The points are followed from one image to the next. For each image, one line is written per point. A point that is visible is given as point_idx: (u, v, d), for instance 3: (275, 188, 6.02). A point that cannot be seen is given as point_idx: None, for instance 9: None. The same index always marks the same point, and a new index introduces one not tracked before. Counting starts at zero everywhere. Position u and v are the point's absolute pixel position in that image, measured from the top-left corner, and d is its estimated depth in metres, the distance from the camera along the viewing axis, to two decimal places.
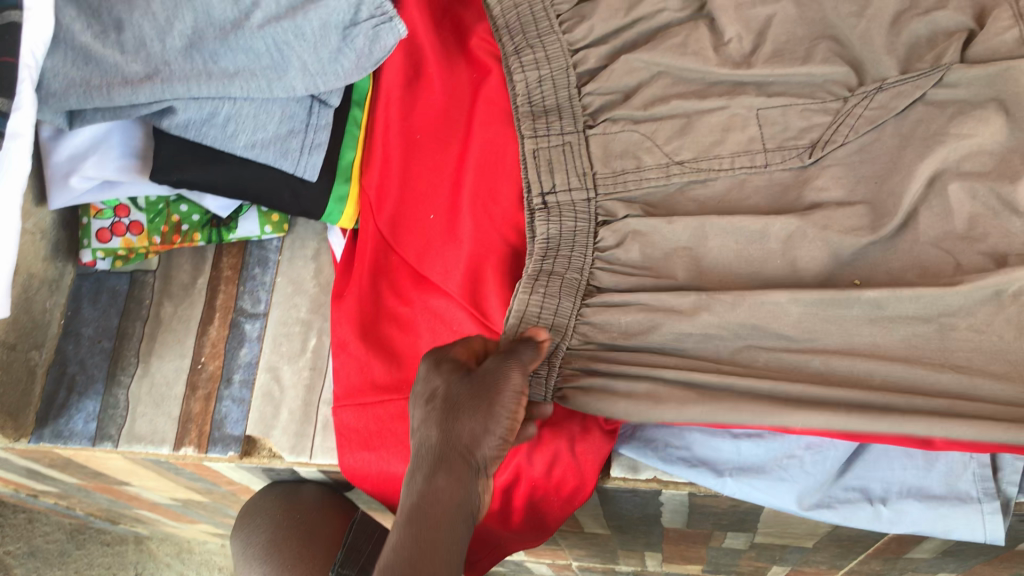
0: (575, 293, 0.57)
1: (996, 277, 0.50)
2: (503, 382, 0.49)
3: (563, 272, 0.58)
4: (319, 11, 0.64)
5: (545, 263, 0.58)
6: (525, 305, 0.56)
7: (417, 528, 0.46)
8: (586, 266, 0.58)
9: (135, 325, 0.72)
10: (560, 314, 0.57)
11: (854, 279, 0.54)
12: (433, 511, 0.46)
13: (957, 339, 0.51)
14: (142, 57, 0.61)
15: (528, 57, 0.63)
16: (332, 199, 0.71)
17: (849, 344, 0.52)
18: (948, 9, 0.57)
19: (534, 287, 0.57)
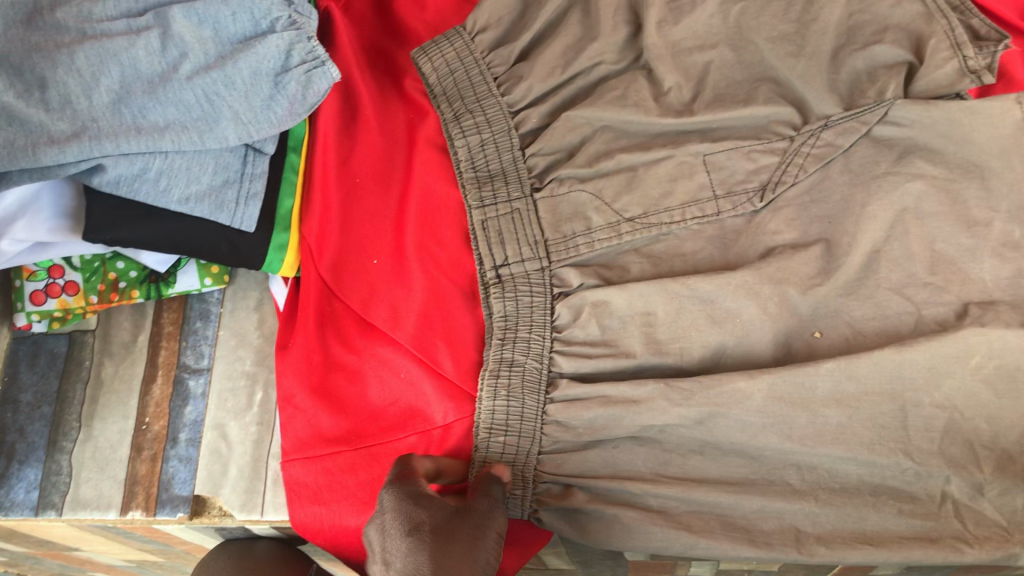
0: (537, 389, 0.63)
1: (948, 341, 0.57)
2: (489, 522, 0.55)
3: (522, 363, 0.63)
4: (250, 59, 0.63)
5: (505, 350, 0.64)
6: (491, 412, 0.63)
7: None
8: (546, 351, 0.63)
9: (75, 388, 0.74)
10: (526, 415, 0.62)
11: (815, 331, 0.60)
12: None
13: (921, 416, 0.57)
14: (68, 115, 0.59)
15: (469, 121, 0.70)
16: (273, 249, 0.71)
17: (815, 420, 0.58)
18: (886, 44, 0.64)
19: (497, 394, 0.63)
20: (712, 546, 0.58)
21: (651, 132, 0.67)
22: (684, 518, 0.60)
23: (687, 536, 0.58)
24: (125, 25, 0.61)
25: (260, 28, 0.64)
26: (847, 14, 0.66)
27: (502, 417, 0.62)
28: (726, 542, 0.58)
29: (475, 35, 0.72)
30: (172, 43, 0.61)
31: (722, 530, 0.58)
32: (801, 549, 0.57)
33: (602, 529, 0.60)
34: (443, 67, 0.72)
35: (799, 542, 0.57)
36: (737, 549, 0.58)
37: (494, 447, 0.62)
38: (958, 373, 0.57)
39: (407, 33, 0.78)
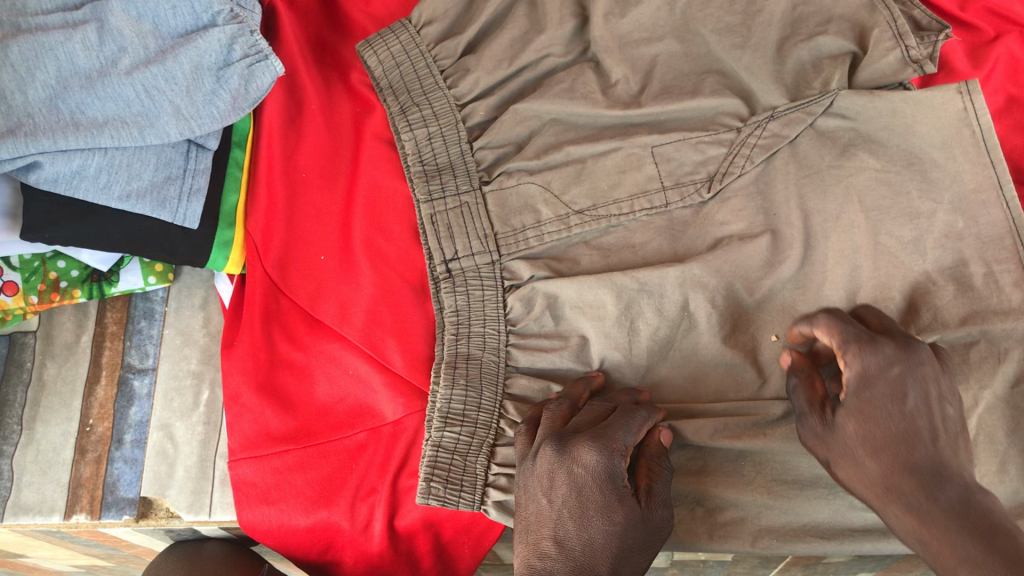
0: (494, 380, 0.63)
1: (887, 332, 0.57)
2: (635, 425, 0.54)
3: (479, 356, 0.64)
4: (190, 53, 0.62)
5: (459, 345, 0.64)
6: (449, 402, 0.62)
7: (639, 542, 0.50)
8: (501, 345, 0.64)
9: (16, 391, 0.73)
10: (484, 406, 0.62)
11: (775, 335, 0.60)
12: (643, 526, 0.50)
13: None
14: (2, 111, 0.58)
15: (415, 115, 0.69)
16: (217, 245, 0.69)
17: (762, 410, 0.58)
18: (830, 34, 0.65)
19: (454, 384, 0.62)
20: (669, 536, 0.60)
21: (599, 124, 0.67)
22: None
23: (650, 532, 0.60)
24: (62, 19, 0.60)
25: (201, 22, 0.63)
26: (791, 6, 0.66)
27: (459, 408, 0.62)
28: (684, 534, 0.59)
29: (421, 28, 0.71)
30: (110, 37, 0.60)
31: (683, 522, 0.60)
32: (756, 541, 0.59)
33: None
34: (389, 60, 0.71)
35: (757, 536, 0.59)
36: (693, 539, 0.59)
37: (449, 438, 0.62)
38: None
39: (351, 26, 0.77)
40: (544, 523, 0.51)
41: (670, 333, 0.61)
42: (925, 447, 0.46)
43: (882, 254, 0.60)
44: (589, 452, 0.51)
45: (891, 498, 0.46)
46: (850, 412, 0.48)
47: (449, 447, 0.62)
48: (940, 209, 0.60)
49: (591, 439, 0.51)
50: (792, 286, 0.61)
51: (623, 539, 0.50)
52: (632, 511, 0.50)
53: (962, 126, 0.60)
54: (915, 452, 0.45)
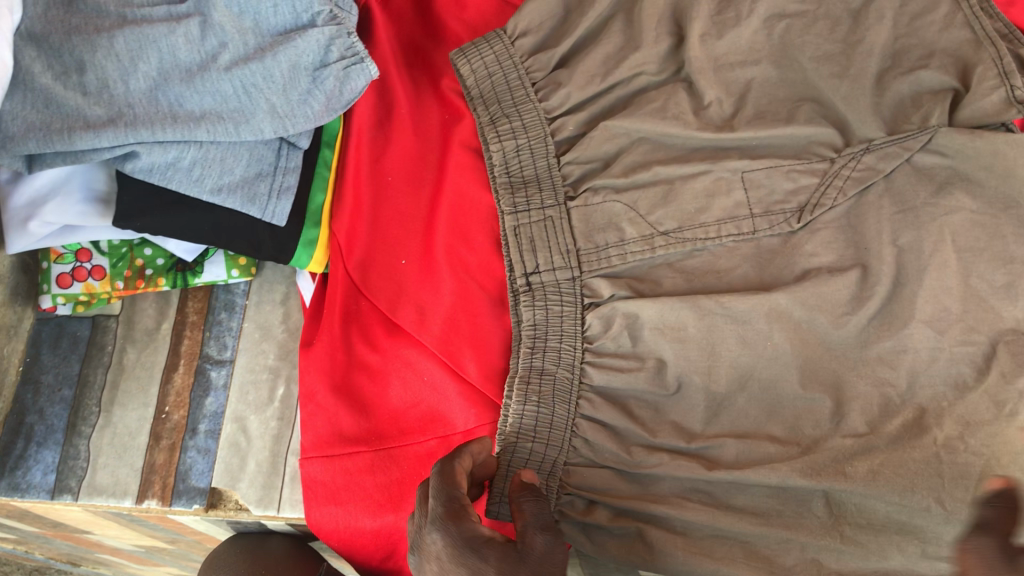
0: (568, 398, 0.63)
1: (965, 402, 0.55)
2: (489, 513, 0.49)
3: (553, 372, 0.63)
4: (289, 52, 0.62)
5: (534, 359, 0.63)
6: (520, 417, 0.62)
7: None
8: (576, 362, 0.63)
9: (96, 373, 0.74)
10: (556, 424, 0.62)
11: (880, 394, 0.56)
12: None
13: None
14: (104, 99, 0.60)
15: (505, 126, 0.69)
16: (302, 243, 0.71)
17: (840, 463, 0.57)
18: (932, 69, 0.63)
19: (527, 400, 0.62)
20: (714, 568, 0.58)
21: (688, 147, 0.66)
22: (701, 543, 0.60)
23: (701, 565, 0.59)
24: (166, 11, 0.60)
25: (301, 21, 0.63)
26: (893, 38, 0.65)
27: (529, 428, 0.62)
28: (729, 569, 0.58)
29: (515, 39, 0.71)
30: (212, 32, 0.60)
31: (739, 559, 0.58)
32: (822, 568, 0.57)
33: (622, 549, 0.61)
34: (482, 69, 0.71)
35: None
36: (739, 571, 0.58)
37: (521, 451, 0.62)
38: (993, 421, 0.56)
39: (445, 31, 0.77)
40: None
41: (750, 362, 0.60)
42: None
43: (972, 296, 0.58)
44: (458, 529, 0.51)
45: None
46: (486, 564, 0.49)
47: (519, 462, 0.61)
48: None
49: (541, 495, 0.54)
50: (877, 321, 0.60)
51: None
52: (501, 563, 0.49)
53: None
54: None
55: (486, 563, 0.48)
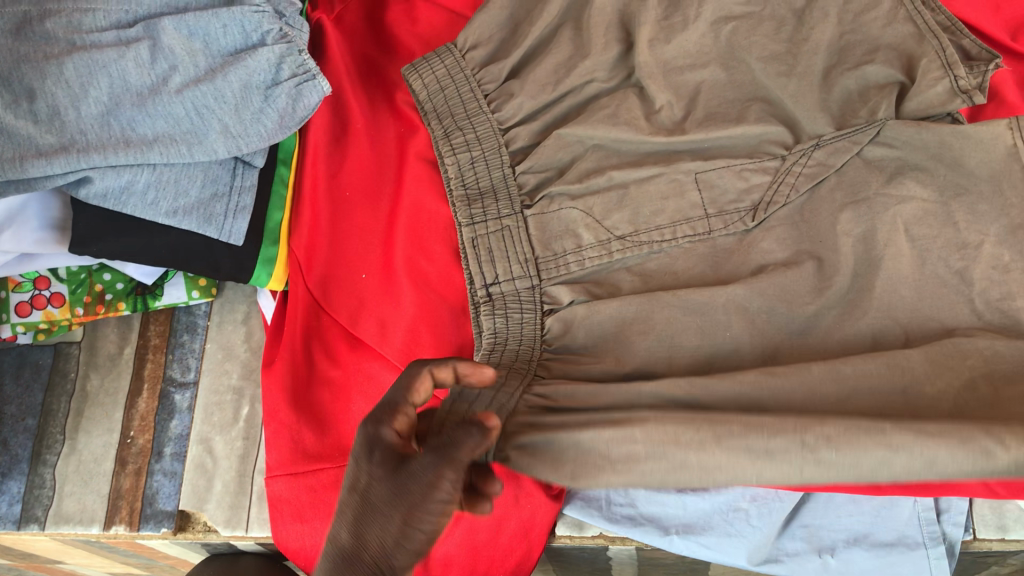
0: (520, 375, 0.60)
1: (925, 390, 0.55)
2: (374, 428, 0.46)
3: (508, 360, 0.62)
4: (239, 72, 0.64)
5: (492, 356, 0.63)
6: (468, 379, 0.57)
7: (391, 502, 0.43)
8: (534, 358, 0.63)
9: (60, 402, 0.74)
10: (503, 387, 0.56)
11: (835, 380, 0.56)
12: (391, 499, 0.43)
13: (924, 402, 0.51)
14: (56, 127, 0.61)
15: (459, 139, 0.69)
16: (261, 261, 0.71)
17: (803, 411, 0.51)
18: (877, 64, 0.65)
19: None
20: (688, 472, 0.47)
21: (641, 151, 0.67)
22: (665, 427, 0.48)
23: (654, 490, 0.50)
24: (115, 36, 0.62)
25: (251, 40, 0.65)
26: (838, 35, 0.67)
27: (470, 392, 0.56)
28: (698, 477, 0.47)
29: (466, 52, 0.72)
30: (162, 55, 0.63)
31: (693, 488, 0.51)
32: (806, 448, 0.45)
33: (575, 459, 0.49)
34: (434, 83, 0.71)
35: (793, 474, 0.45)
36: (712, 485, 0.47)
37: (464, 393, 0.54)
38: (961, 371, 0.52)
39: (398, 46, 0.77)
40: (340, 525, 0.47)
41: (709, 349, 0.59)
42: (388, 505, 0.43)
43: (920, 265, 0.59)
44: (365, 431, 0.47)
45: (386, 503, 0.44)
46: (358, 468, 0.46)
47: (470, 396, 0.52)
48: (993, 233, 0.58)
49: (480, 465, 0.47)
50: (838, 311, 0.59)
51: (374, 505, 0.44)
52: (373, 473, 0.44)
53: (1012, 162, 0.59)
54: (385, 500, 0.44)
55: (359, 468, 0.45)
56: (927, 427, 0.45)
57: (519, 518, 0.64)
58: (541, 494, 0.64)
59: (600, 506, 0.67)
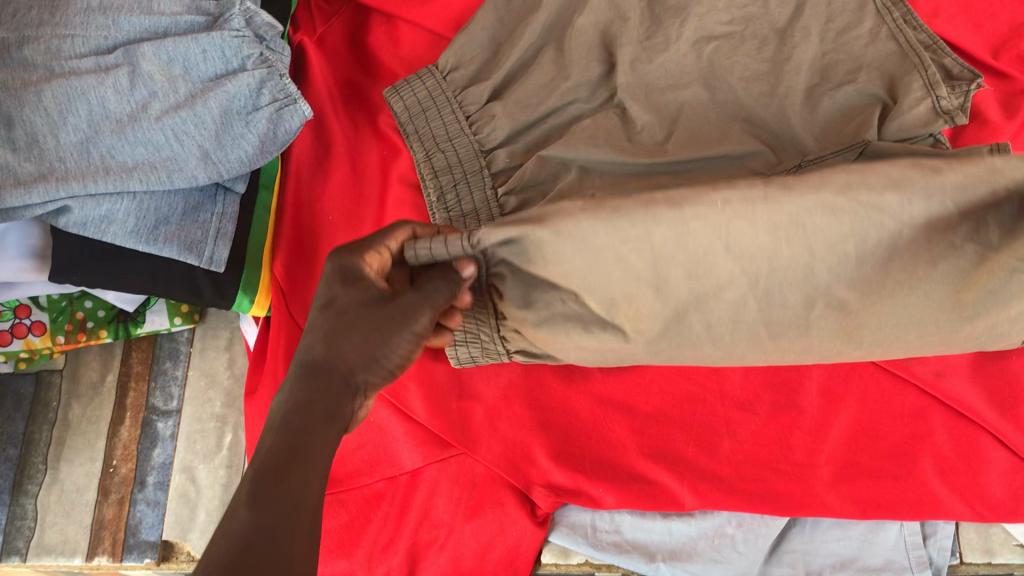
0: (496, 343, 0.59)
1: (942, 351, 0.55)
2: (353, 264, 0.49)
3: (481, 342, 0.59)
4: (219, 97, 0.64)
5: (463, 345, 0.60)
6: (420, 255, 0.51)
7: (376, 329, 0.47)
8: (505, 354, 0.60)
9: (40, 431, 0.74)
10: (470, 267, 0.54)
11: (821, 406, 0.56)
12: (373, 330, 0.47)
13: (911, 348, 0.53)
14: (35, 156, 0.61)
15: (440, 162, 0.69)
16: (242, 288, 0.69)
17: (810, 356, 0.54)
18: (859, 83, 0.64)
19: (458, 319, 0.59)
20: (668, 238, 0.47)
21: (624, 173, 0.66)
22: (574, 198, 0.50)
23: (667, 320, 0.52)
24: (95, 63, 0.63)
25: (231, 66, 0.65)
26: (820, 54, 0.66)
27: (458, 329, 0.59)
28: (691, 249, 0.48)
29: (447, 74, 0.71)
30: (141, 82, 0.62)
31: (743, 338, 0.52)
32: (763, 189, 0.46)
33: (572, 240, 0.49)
34: (416, 106, 0.71)
35: (780, 239, 0.47)
36: (706, 279, 0.49)
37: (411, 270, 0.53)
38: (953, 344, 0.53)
39: (380, 69, 0.76)
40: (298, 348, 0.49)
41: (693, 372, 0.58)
42: (373, 339, 0.47)
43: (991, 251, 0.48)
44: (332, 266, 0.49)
45: (367, 339, 0.47)
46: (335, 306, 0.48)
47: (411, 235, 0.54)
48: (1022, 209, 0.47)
49: (449, 279, 0.51)
50: None
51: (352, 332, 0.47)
52: (358, 302, 0.48)
53: None
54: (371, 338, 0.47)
55: (343, 298, 0.48)
56: (923, 195, 0.46)
57: (505, 545, 0.63)
58: (529, 520, 0.63)
59: (585, 533, 0.67)
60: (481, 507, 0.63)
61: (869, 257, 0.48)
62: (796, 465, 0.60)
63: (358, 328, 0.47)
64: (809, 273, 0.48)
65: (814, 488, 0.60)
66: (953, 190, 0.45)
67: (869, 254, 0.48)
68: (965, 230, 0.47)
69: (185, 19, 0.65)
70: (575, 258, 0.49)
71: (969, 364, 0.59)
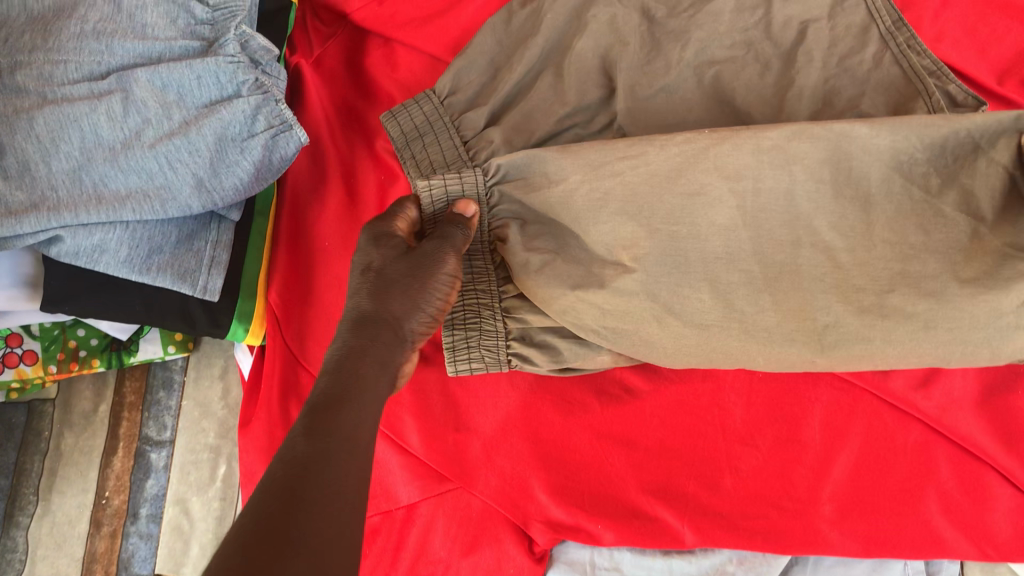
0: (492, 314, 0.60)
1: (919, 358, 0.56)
2: (381, 230, 0.56)
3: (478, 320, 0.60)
4: (214, 124, 0.63)
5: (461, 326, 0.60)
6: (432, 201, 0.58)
7: (412, 278, 0.54)
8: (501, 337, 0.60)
9: (32, 462, 0.77)
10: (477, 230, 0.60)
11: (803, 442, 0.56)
12: (411, 283, 0.53)
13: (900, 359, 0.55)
14: (26, 184, 0.60)
15: (437, 189, 0.67)
16: (236, 318, 0.69)
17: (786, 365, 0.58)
18: (864, 109, 0.64)
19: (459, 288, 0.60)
20: (661, 163, 0.55)
21: None
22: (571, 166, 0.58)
23: (668, 272, 0.55)
24: (87, 89, 0.61)
25: (226, 92, 0.65)
26: (822, 79, 0.65)
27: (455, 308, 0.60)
28: (687, 169, 0.54)
29: (444, 98, 0.70)
30: (134, 108, 0.62)
31: (742, 284, 0.54)
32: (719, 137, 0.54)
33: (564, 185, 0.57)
34: (413, 131, 0.69)
35: (763, 161, 0.53)
36: (695, 211, 0.54)
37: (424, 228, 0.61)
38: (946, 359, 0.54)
39: (377, 92, 0.75)
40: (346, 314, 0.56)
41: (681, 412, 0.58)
42: (411, 289, 0.53)
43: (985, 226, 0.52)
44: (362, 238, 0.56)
45: (404, 292, 0.54)
46: (373, 266, 0.55)
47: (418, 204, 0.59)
48: (999, 177, 0.53)
49: (461, 222, 0.56)
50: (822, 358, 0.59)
51: (393, 288, 0.54)
52: (393, 262, 0.54)
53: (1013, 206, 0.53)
54: (410, 287, 0.54)
55: (376, 259, 0.55)
56: (890, 130, 0.53)
57: None
58: (526, 554, 0.62)
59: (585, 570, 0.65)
60: (476, 541, 0.62)
61: (847, 190, 0.53)
62: (798, 502, 0.59)
63: (397, 283, 0.54)
64: (791, 204, 0.53)
65: (815, 525, 0.59)
66: (918, 125, 0.53)
67: (846, 187, 0.53)
68: (953, 200, 0.53)
69: (179, 44, 0.65)
70: (575, 174, 0.56)
71: (974, 399, 0.59)
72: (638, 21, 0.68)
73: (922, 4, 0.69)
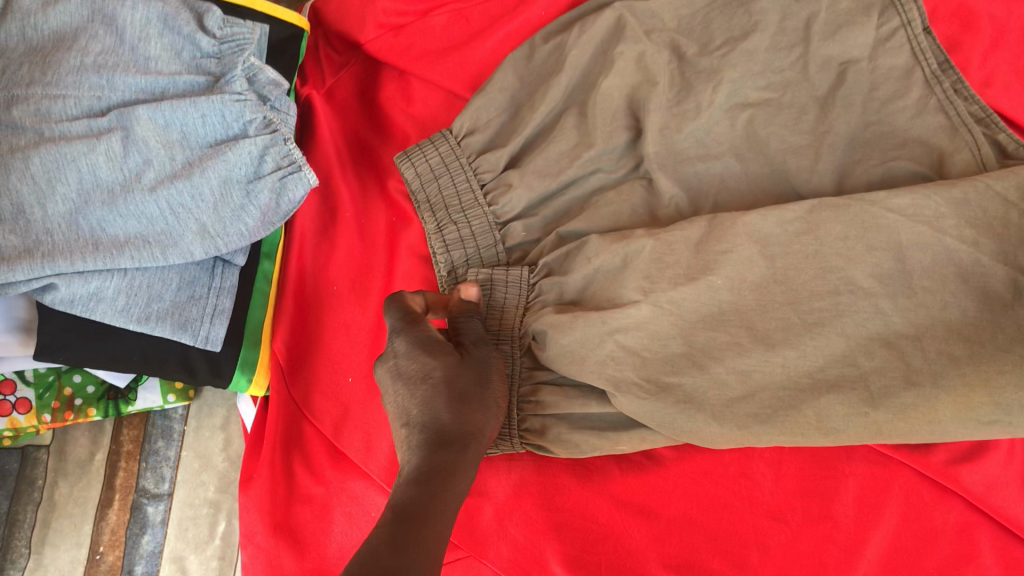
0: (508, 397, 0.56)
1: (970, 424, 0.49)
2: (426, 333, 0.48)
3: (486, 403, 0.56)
4: (218, 167, 0.60)
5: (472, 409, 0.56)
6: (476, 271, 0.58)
7: (478, 386, 0.48)
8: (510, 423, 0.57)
9: (25, 512, 0.77)
10: (508, 303, 0.58)
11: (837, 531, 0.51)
12: (478, 391, 0.48)
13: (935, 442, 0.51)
14: (19, 228, 0.56)
15: (452, 234, 0.63)
16: (239, 367, 0.66)
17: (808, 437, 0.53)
18: (905, 160, 0.57)
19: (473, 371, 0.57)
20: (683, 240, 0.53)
21: None
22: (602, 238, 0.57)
23: (700, 325, 0.51)
24: (86, 125, 0.58)
25: (232, 131, 0.62)
26: (862, 124, 0.59)
27: None
28: (719, 234, 0.52)
29: (461, 138, 0.66)
30: (135, 148, 0.58)
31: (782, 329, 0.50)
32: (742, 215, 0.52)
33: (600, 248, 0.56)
34: (428, 172, 0.65)
35: (790, 233, 0.50)
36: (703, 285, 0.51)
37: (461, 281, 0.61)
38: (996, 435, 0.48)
39: (391, 127, 0.72)
40: (411, 438, 0.46)
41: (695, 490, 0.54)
42: (480, 397, 0.48)
43: None
44: (403, 342, 0.48)
45: (479, 401, 0.48)
46: (441, 371, 0.47)
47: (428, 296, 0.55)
48: None
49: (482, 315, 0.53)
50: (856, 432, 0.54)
51: (465, 398, 0.47)
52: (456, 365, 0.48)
53: None
54: (481, 395, 0.48)
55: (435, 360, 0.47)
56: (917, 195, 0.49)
57: None
58: None
59: None
60: None
61: (879, 242, 0.48)
62: None
63: (470, 390, 0.47)
64: (823, 258, 0.49)
65: None
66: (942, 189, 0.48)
67: (878, 239, 0.48)
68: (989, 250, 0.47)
69: (183, 78, 0.61)
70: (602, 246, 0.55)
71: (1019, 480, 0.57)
72: (668, 58, 0.64)
73: (971, 45, 0.63)
